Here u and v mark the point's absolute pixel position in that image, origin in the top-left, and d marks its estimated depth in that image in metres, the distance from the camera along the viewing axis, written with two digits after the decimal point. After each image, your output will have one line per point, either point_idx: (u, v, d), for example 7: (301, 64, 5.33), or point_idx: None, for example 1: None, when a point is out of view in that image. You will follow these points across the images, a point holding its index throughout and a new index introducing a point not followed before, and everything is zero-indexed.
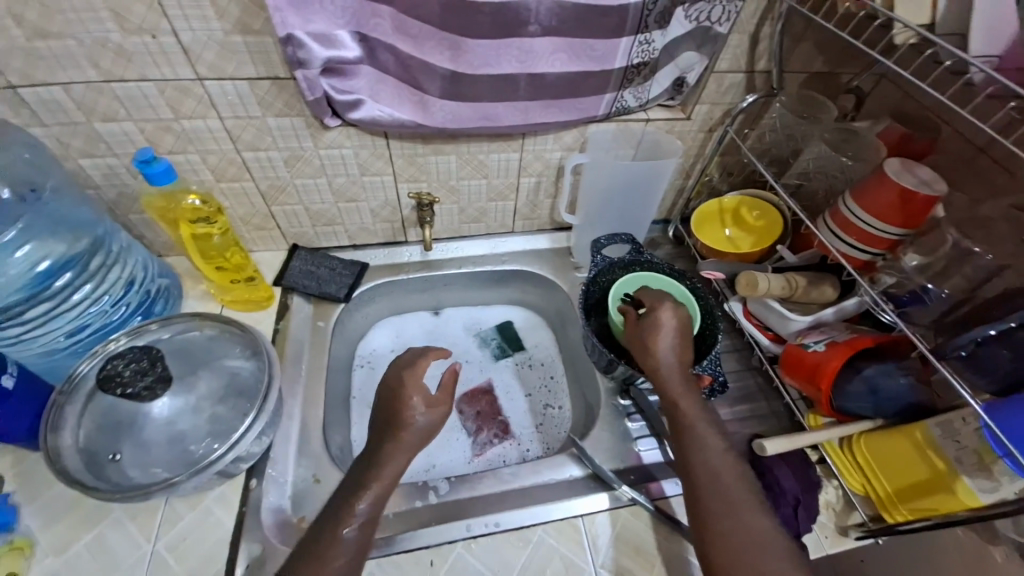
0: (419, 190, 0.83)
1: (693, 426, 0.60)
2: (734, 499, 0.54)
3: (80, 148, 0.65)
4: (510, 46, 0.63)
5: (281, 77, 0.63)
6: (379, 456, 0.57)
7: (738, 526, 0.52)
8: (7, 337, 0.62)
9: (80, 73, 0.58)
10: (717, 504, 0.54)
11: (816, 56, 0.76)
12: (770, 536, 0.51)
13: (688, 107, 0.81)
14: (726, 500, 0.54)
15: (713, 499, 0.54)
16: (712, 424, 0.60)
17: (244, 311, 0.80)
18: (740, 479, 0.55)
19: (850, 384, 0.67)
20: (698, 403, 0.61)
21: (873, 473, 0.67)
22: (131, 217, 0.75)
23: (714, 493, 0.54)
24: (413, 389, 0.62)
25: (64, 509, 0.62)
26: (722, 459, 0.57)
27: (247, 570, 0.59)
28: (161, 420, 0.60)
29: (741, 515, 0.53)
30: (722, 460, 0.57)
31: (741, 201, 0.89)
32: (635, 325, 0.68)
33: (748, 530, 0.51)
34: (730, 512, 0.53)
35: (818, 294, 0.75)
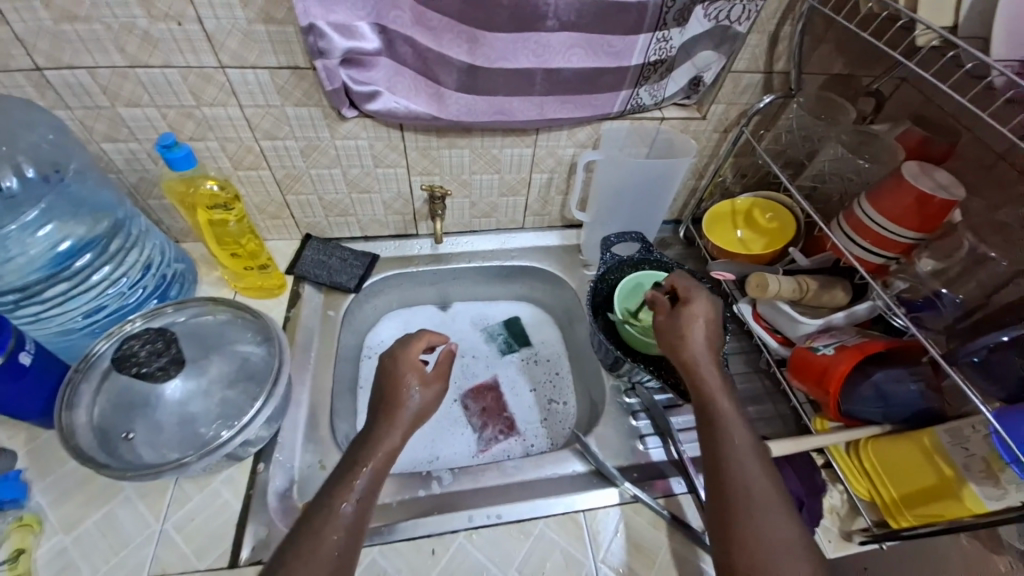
0: (432, 183, 0.84)
1: (723, 422, 0.57)
2: (763, 500, 0.51)
3: (104, 132, 0.67)
4: (527, 41, 0.63)
5: (300, 67, 0.63)
6: (385, 436, 0.57)
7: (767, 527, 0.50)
8: (26, 315, 0.64)
9: (106, 57, 0.59)
10: (746, 506, 0.51)
11: (835, 58, 0.75)
12: (796, 542, 0.49)
13: (704, 107, 0.81)
14: (758, 503, 0.51)
15: (742, 501, 0.52)
16: (743, 422, 0.58)
17: (255, 298, 0.81)
18: (767, 480, 0.53)
19: (859, 388, 0.68)
20: (729, 402, 0.59)
21: (880, 478, 0.67)
22: (149, 202, 0.77)
23: (745, 495, 0.52)
24: (415, 369, 0.64)
25: (76, 486, 0.63)
26: (750, 461, 0.55)
27: (253, 551, 0.60)
28: (174, 402, 0.61)
29: (770, 522, 0.50)
30: (752, 458, 0.55)
31: (754, 202, 0.89)
32: (667, 318, 0.66)
33: (778, 537, 0.49)
34: (761, 516, 0.50)
35: (829, 297, 0.75)
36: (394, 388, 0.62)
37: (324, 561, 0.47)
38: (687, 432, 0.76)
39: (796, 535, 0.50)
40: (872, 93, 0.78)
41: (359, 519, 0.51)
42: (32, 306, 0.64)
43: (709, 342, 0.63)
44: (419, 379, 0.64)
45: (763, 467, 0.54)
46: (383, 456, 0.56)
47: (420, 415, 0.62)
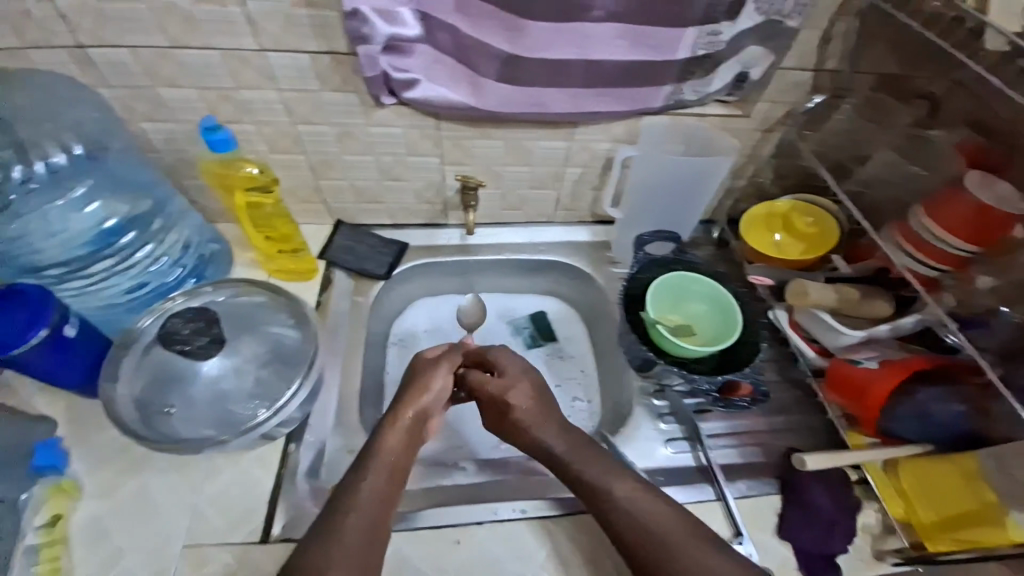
0: (464, 173, 0.83)
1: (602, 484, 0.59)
2: (654, 539, 0.54)
3: (144, 112, 0.66)
4: (569, 31, 0.62)
5: (340, 52, 0.63)
6: (391, 434, 0.62)
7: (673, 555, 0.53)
8: (71, 288, 0.66)
9: (150, 38, 0.60)
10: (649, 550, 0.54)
11: (887, 58, 0.70)
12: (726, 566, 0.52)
13: (748, 105, 0.77)
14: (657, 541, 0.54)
15: (653, 552, 0.54)
16: (617, 471, 0.60)
17: (285, 281, 0.81)
18: (658, 513, 0.56)
19: (901, 406, 0.65)
20: (596, 458, 0.62)
21: (914, 500, 0.66)
22: (187, 182, 0.78)
23: (647, 544, 0.54)
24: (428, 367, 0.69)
25: (113, 455, 0.65)
26: (639, 504, 0.57)
27: (284, 528, 0.61)
28: (208, 379, 0.63)
29: (683, 556, 0.53)
30: (637, 500, 0.57)
31: (793, 206, 0.85)
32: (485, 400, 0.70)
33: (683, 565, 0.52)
34: (670, 558, 0.53)
35: (870, 308, 0.72)
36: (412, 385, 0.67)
37: (352, 548, 0.51)
38: (716, 438, 0.76)
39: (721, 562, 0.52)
40: (924, 95, 0.68)
41: (380, 503, 0.55)
42: (77, 280, 0.66)
43: (537, 405, 0.67)
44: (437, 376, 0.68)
45: (651, 506, 0.57)
46: (388, 465, 0.59)
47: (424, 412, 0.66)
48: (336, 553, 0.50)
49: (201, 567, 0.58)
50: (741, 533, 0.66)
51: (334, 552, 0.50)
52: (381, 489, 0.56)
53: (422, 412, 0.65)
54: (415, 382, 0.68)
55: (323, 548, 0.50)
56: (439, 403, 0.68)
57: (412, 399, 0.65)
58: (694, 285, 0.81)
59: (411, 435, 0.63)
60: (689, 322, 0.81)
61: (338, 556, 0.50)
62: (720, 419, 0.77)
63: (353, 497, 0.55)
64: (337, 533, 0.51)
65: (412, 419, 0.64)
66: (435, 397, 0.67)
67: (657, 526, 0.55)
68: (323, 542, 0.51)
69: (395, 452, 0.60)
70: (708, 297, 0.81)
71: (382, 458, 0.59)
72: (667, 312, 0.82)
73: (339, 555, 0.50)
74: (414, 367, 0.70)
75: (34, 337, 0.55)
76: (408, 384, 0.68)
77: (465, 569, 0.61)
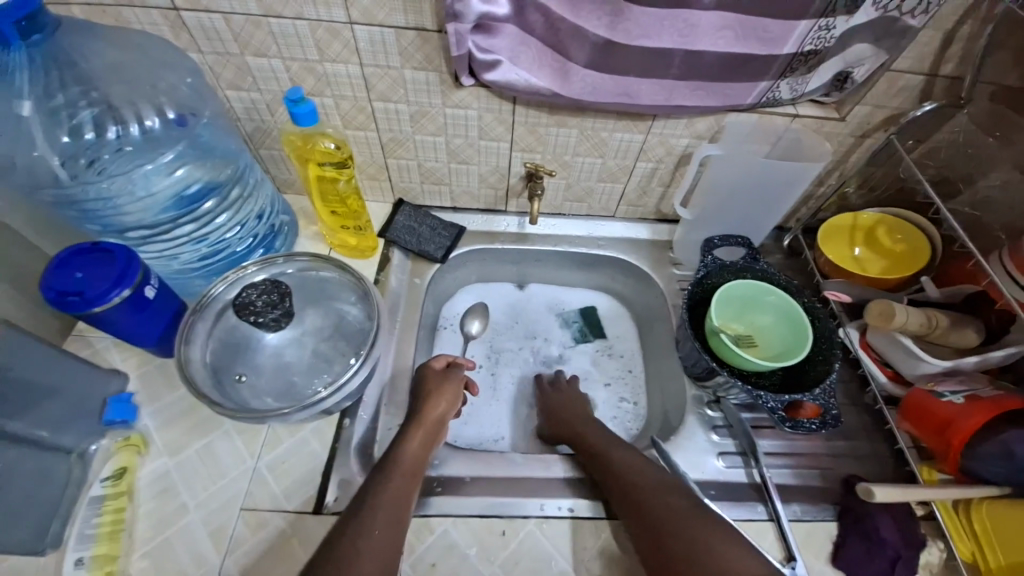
0: (533, 161, 0.81)
1: (609, 456, 0.65)
2: (648, 493, 0.59)
3: (230, 80, 0.68)
4: (673, 19, 0.58)
5: (427, 29, 0.61)
6: (413, 437, 0.63)
7: (664, 505, 0.57)
8: (152, 250, 0.68)
9: (243, 4, 0.59)
10: (645, 500, 0.58)
11: (1010, 70, 0.64)
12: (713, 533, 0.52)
13: (844, 108, 0.72)
14: (653, 492, 0.59)
15: (647, 515, 0.57)
16: (629, 450, 0.65)
17: (348, 257, 0.82)
18: (662, 488, 0.59)
19: (983, 445, 0.61)
20: (612, 438, 0.68)
21: (990, 543, 0.60)
22: (261, 151, 0.79)
23: (643, 497, 0.58)
24: (440, 380, 0.71)
25: (179, 415, 0.67)
26: (642, 474, 0.61)
27: (336, 500, 0.62)
28: (271, 350, 0.65)
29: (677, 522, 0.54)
30: (641, 472, 0.61)
31: (881, 219, 0.80)
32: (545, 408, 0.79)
33: (672, 516, 0.55)
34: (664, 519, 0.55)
35: (958, 337, 0.67)
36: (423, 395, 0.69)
37: (379, 542, 0.50)
38: (772, 457, 0.73)
39: (716, 530, 0.52)
40: None
41: (397, 503, 0.55)
42: (157, 242, 0.67)
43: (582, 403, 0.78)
44: (442, 390, 0.70)
45: (652, 473, 0.61)
46: (409, 466, 0.59)
47: (440, 419, 0.67)
48: (364, 543, 0.49)
49: (258, 529, 0.60)
50: (794, 558, 0.63)
51: (364, 543, 0.49)
52: (401, 490, 0.56)
53: (438, 420, 0.66)
54: (425, 391, 0.69)
55: (354, 539, 0.49)
56: (449, 415, 0.68)
57: (422, 411, 0.66)
58: (765, 296, 0.76)
59: (425, 441, 0.63)
60: (752, 332, 0.77)
61: (366, 545, 0.49)
62: (777, 437, 0.74)
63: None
64: (365, 527, 0.50)
65: (429, 424, 0.65)
66: (446, 407, 0.68)
67: (654, 485, 0.59)
68: (354, 534, 0.49)
69: (413, 460, 0.60)
70: (778, 310, 0.75)
71: (404, 462, 0.59)
72: (729, 320, 0.77)
73: (368, 546, 0.49)
74: (425, 377, 0.72)
75: (117, 295, 0.57)
76: (419, 392, 0.70)
77: (510, 561, 0.61)
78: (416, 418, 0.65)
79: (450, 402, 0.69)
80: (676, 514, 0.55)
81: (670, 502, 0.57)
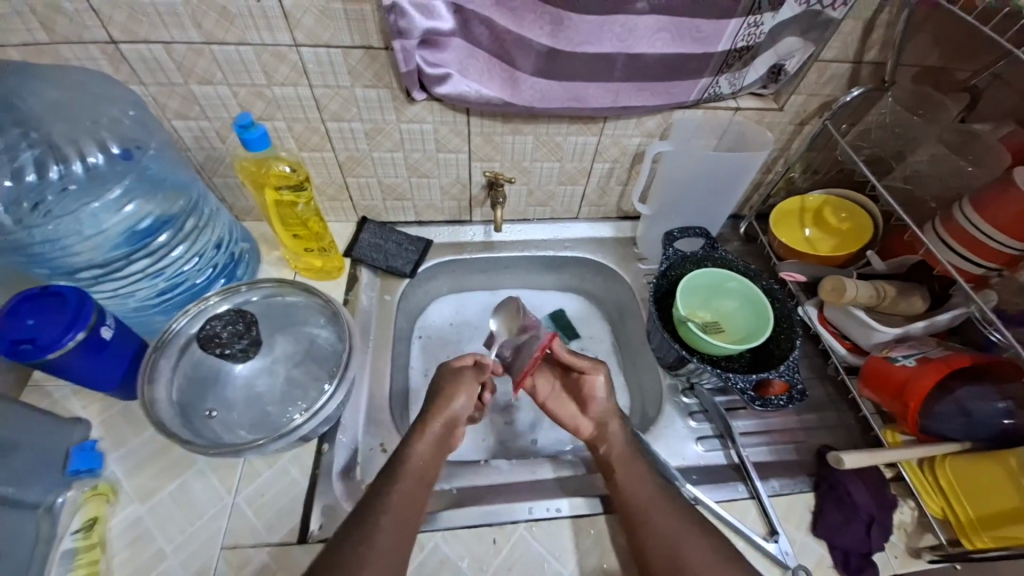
0: (493, 169, 0.82)
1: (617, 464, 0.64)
2: (676, 533, 0.56)
3: (176, 110, 0.67)
4: (612, 24, 0.61)
5: (374, 47, 0.62)
6: (419, 444, 0.61)
7: (693, 552, 0.55)
8: (106, 289, 0.65)
9: (183, 33, 0.59)
10: (672, 542, 0.56)
11: (931, 51, 0.70)
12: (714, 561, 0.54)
13: (782, 98, 0.76)
14: (679, 533, 0.56)
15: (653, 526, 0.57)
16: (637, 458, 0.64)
17: (314, 280, 0.81)
18: (664, 500, 0.60)
19: (939, 404, 0.64)
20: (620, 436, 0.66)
21: (957, 497, 0.63)
22: (215, 180, 0.78)
23: (670, 538, 0.56)
24: (457, 383, 0.66)
25: (148, 459, 0.65)
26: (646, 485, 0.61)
27: (321, 528, 0.61)
28: (240, 381, 0.63)
29: (679, 543, 0.55)
30: (645, 482, 0.61)
31: (826, 201, 0.85)
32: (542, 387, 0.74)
33: (700, 564, 0.54)
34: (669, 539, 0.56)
35: (907, 305, 0.71)
36: (436, 398, 0.66)
37: (384, 553, 0.51)
38: (748, 437, 0.75)
39: (715, 555, 0.55)
40: (967, 88, 0.71)
41: (409, 510, 0.55)
42: (112, 282, 0.65)
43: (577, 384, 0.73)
44: (459, 393, 0.66)
45: (676, 508, 0.59)
46: (416, 475, 0.58)
47: (453, 422, 0.65)
48: (371, 555, 0.50)
49: (242, 567, 0.58)
50: (777, 531, 0.65)
51: (367, 553, 0.50)
52: (409, 494, 0.56)
53: (444, 426, 0.64)
54: (440, 393, 0.66)
55: (359, 550, 0.50)
56: (464, 413, 0.66)
57: (438, 409, 0.64)
58: (726, 283, 0.79)
59: (435, 445, 0.62)
60: (719, 318, 0.79)
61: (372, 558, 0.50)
62: (751, 416, 0.77)
63: (386, 498, 0.55)
64: (369, 536, 0.52)
65: (436, 431, 0.63)
66: (463, 405, 0.66)
67: (680, 523, 0.57)
68: (357, 547, 0.51)
69: (420, 463, 0.60)
70: (741, 295, 0.78)
71: (411, 467, 0.59)
72: (696, 308, 0.79)
73: (374, 557, 0.50)
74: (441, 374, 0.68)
75: (71, 340, 0.55)
76: (433, 393, 0.67)
77: (503, 567, 0.61)
78: (429, 417, 0.64)
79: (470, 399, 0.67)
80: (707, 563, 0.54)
81: (700, 547, 0.55)
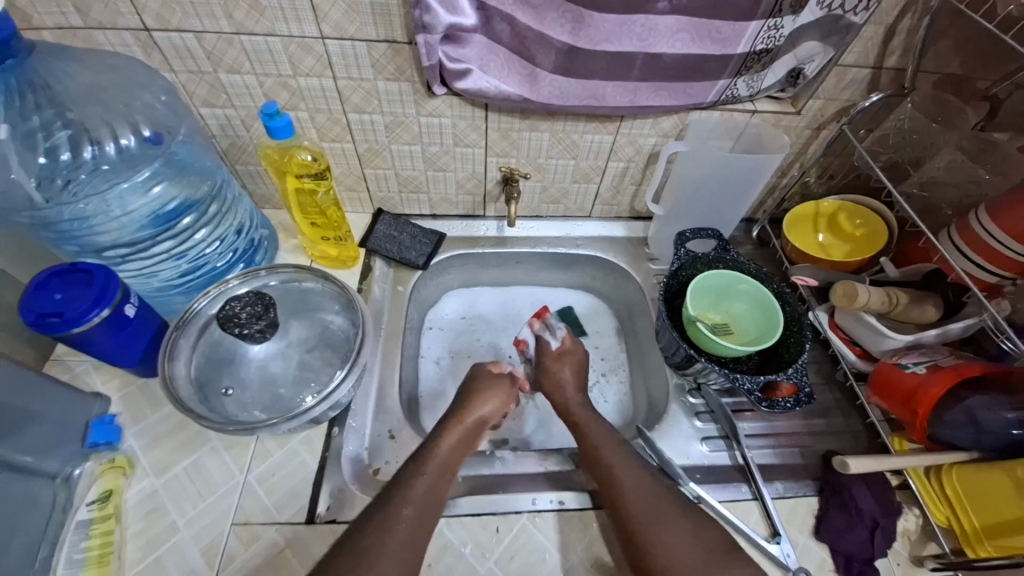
0: (509, 165, 0.83)
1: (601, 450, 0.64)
2: (651, 517, 0.57)
3: (203, 97, 0.69)
4: (632, 23, 0.61)
5: (398, 41, 0.63)
6: (447, 439, 0.64)
7: (669, 534, 0.55)
8: (131, 268, 0.68)
9: (214, 22, 0.60)
10: (646, 525, 0.56)
11: (953, 58, 0.70)
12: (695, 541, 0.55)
13: (799, 102, 0.76)
14: (654, 516, 0.57)
15: (637, 508, 0.58)
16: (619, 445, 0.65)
17: (330, 268, 0.83)
18: (647, 482, 0.60)
19: (948, 412, 0.64)
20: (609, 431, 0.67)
21: (962, 507, 0.63)
22: (237, 167, 0.80)
23: (644, 522, 0.57)
24: (490, 389, 0.72)
25: (163, 435, 0.67)
26: (631, 469, 0.61)
27: (328, 509, 0.63)
28: (256, 362, 0.64)
29: (661, 524, 0.56)
30: (629, 465, 0.62)
31: (841, 206, 0.85)
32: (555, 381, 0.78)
33: (676, 542, 0.55)
34: (652, 520, 0.57)
35: (919, 313, 0.70)
36: (468, 400, 0.70)
37: (404, 539, 0.52)
38: (753, 439, 0.75)
39: (694, 534, 0.55)
40: (987, 97, 0.70)
41: (429, 499, 0.57)
42: (136, 261, 0.67)
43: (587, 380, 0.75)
44: (491, 396, 0.71)
45: (655, 493, 0.59)
46: (439, 464, 0.60)
47: (481, 423, 0.68)
48: (391, 539, 0.52)
49: (251, 543, 0.60)
50: (778, 533, 0.65)
51: (387, 538, 0.52)
52: (434, 484, 0.58)
53: (475, 422, 0.67)
54: (472, 394, 0.71)
55: (380, 531, 0.52)
56: (492, 419, 0.70)
57: (467, 411, 0.68)
58: (737, 284, 0.79)
59: (460, 441, 0.64)
60: (728, 320, 0.79)
61: (391, 542, 0.51)
62: (757, 419, 0.77)
63: (407, 492, 0.56)
64: (390, 521, 0.53)
65: (466, 427, 0.66)
66: (492, 411, 0.70)
67: (657, 506, 0.58)
68: (377, 531, 0.52)
69: (447, 454, 0.62)
70: (752, 297, 0.78)
71: (433, 461, 0.60)
72: (707, 309, 0.80)
73: (387, 541, 0.52)
74: (476, 379, 0.74)
75: (96, 315, 0.57)
76: (466, 395, 0.72)
77: (505, 556, 0.62)
78: (460, 417, 0.67)
79: (498, 406, 0.71)
80: (680, 545, 0.54)
81: (676, 527, 0.56)
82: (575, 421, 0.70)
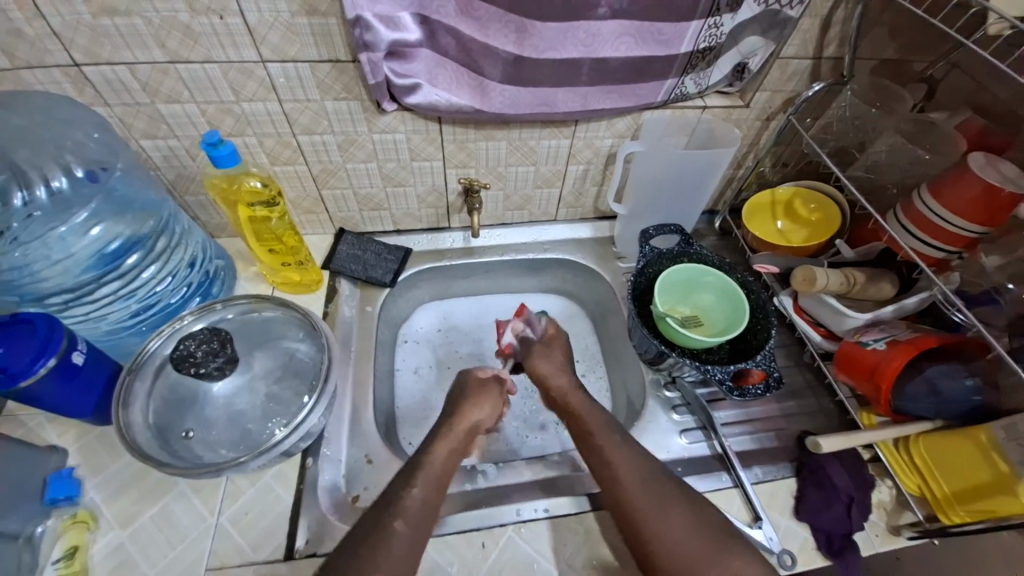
0: (468, 176, 0.82)
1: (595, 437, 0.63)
2: (652, 505, 0.56)
3: (143, 129, 0.67)
4: (575, 30, 0.62)
5: (342, 60, 0.62)
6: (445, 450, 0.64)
7: (670, 524, 0.54)
8: (76, 314, 0.65)
9: (147, 52, 0.58)
10: (645, 517, 0.55)
11: (888, 44, 0.73)
12: (697, 528, 0.54)
13: (747, 95, 0.79)
14: (658, 505, 0.56)
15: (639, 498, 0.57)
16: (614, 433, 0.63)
17: (293, 293, 0.81)
18: (637, 462, 0.60)
19: (911, 384, 0.66)
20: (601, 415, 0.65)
21: (931, 474, 0.65)
22: (186, 198, 0.77)
23: (645, 510, 0.56)
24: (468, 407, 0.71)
25: (127, 484, 0.64)
26: (623, 455, 0.60)
27: (308, 543, 0.61)
28: (220, 401, 0.62)
29: (661, 515, 0.55)
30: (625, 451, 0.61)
31: (795, 192, 0.87)
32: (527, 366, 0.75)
33: (677, 535, 0.54)
34: (655, 510, 0.56)
35: (876, 290, 0.72)
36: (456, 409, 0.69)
37: (398, 552, 0.51)
38: (730, 427, 0.77)
39: (693, 522, 0.55)
40: (924, 79, 0.74)
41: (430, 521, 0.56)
42: (83, 306, 0.65)
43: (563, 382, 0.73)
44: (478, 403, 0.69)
45: (650, 479, 0.58)
46: (437, 473, 0.59)
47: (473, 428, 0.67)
48: (381, 560, 0.50)
49: None
50: (760, 518, 0.66)
51: (378, 558, 0.50)
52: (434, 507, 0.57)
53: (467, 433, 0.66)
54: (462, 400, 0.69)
55: (367, 555, 0.50)
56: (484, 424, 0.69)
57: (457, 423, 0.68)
58: (703, 277, 0.80)
59: (454, 450, 0.63)
60: (698, 312, 0.80)
61: (384, 561, 0.50)
62: (732, 407, 0.78)
63: (400, 506, 0.55)
64: (382, 542, 0.51)
65: (457, 435, 0.65)
66: (481, 420, 0.68)
67: (656, 494, 0.57)
68: (369, 548, 0.50)
69: (443, 464, 0.60)
70: (718, 288, 0.79)
71: (428, 469, 0.59)
72: (676, 304, 0.81)
73: (384, 560, 0.50)
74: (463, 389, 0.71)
75: (42, 366, 0.54)
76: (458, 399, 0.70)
77: (493, 571, 0.61)
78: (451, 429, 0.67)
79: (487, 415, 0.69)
80: (682, 535, 0.54)
81: (675, 521, 0.55)
82: (570, 407, 0.68)
